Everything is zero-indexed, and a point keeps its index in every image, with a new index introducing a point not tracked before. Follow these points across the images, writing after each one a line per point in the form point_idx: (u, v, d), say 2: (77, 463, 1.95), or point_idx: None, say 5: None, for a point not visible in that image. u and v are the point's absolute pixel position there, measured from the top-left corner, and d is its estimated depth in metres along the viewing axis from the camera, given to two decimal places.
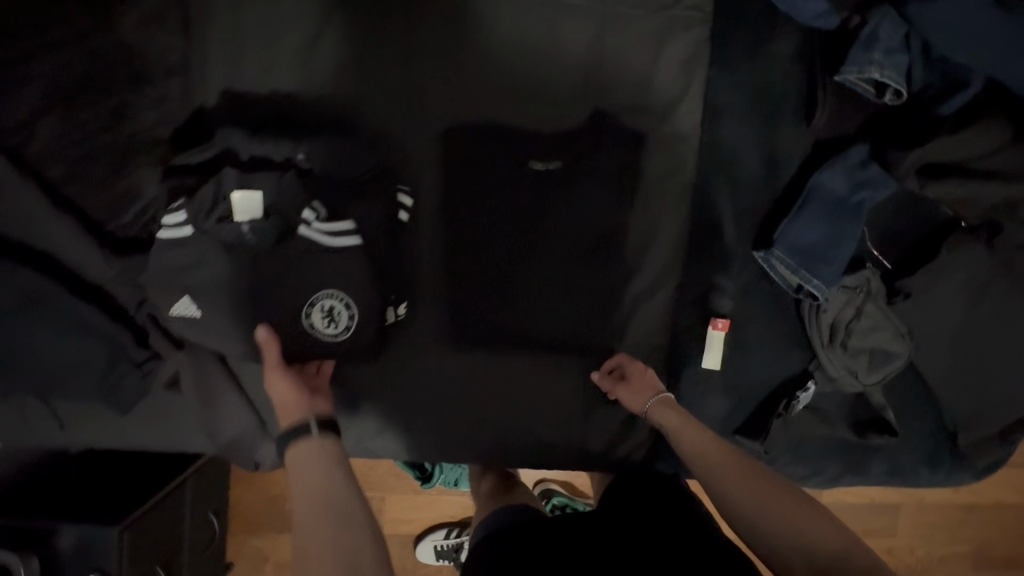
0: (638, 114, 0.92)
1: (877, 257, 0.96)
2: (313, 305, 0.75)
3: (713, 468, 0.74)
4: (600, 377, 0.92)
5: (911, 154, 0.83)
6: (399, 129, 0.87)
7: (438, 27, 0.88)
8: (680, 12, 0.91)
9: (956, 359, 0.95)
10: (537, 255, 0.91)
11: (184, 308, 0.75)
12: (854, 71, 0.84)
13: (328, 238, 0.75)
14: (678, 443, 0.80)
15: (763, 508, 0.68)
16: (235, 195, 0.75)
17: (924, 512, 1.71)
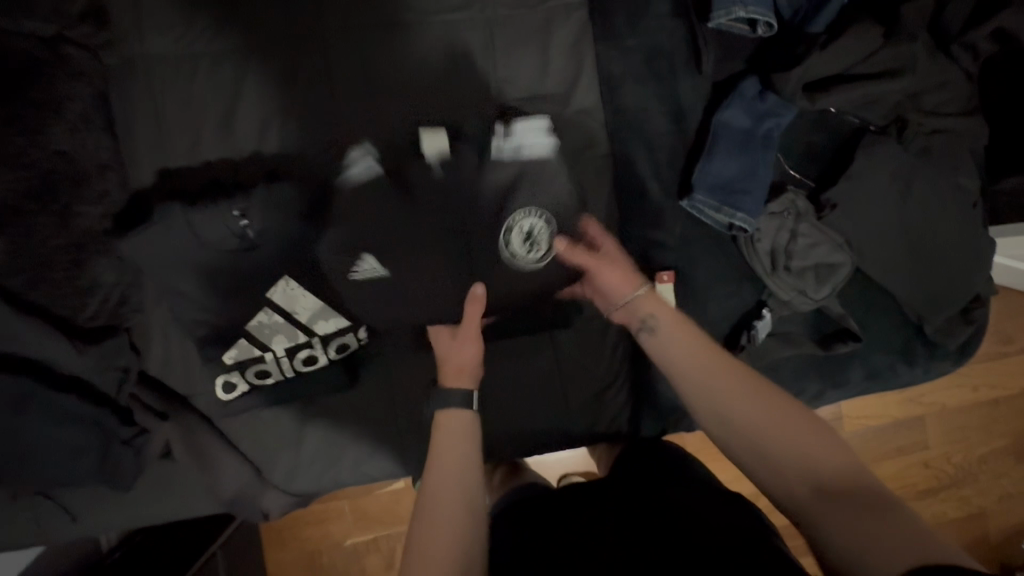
0: (542, 102, 0.97)
1: (799, 178, 1.00)
2: (513, 228, 0.89)
3: (728, 396, 0.69)
4: (566, 247, 0.87)
5: (794, 72, 0.87)
6: (383, 163, 0.90)
7: (338, 69, 0.94)
8: (556, 2, 0.97)
9: (902, 255, 0.98)
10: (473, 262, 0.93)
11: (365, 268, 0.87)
12: (723, 14, 0.89)
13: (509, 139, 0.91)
14: (693, 381, 0.72)
15: (758, 427, 0.67)
16: (423, 133, 0.92)
17: (954, 418, 1.73)
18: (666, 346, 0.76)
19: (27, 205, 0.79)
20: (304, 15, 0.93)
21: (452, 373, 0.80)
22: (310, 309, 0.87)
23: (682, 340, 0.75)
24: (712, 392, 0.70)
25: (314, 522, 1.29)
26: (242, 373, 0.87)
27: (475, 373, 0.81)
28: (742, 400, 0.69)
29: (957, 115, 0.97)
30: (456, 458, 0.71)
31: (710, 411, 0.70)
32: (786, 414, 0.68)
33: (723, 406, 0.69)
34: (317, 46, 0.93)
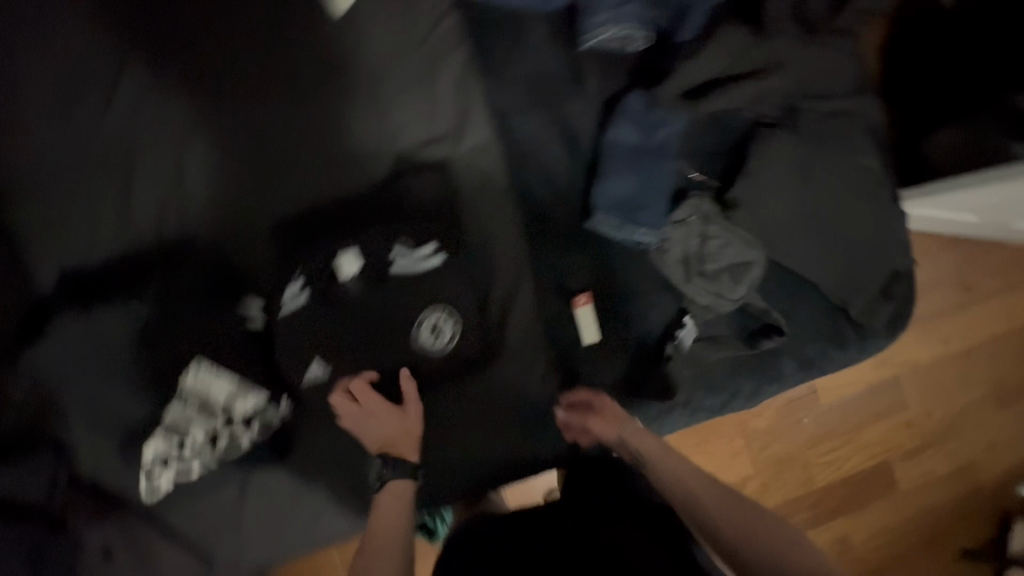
0: (435, 146, 0.98)
1: (702, 181, 0.99)
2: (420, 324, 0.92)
3: (714, 511, 0.72)
4: (563, 415, 0.92)
5: (664, 86, 0.91)
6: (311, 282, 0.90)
7: (229, 147, 0.95)
8: (434, 45, 0.98)
9: (814, 241, 0.98)
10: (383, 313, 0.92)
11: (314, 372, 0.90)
12: (596, 34, 0.91)
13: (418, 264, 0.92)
14: (694, 509, 0.73)
15: (742, 542, 0.69)
16: (338, 257, 0.90)
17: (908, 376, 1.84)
18: (664, 470, 0.77)
19: None
20: (189, 100, 0.95)
21: (398, 441, 0.82)
22: (225, 392, 0.86)
23: (674, 464, 0.77)
24: (699, 507, 0.73)
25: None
26: (164, 467, 0.85)
27: (418, 440, 0.83)
28: (743, 530, 0.70)
29: (841, 97, 0.99)
30: (391, 514, 0.75)
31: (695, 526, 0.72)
32: (776, 535, 0.69)
33: (720, 534, 0.70)
34: (205, 127, 0.95)
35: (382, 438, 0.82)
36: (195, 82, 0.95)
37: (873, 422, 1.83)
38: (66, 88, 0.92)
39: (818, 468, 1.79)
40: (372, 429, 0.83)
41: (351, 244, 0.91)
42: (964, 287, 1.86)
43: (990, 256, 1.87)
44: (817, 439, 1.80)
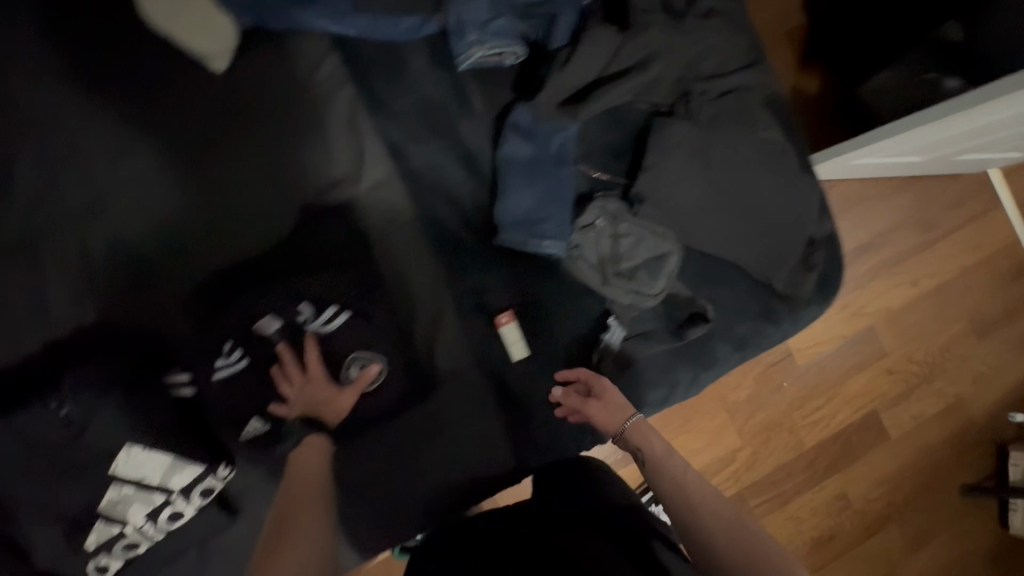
0: (336, 186, 0.98)
1: (607, 179, 0.99)
2: (349, 364, 0.90)
3: (712, 515, 0.70)
4: (561, 392, 0.93)
5: (542, 96, 0.89)
6: (243, 342, 0.89)
7: (132, 225, 0.95)
8: (318, 88, 0.97)
9: (727, 222, 0.97)
10: None
11: (252, 428, 0.90)
12: (467, 56, 0.89)
13: (325, 326, 0.90)
14: (689, 508, 0.71)
15: (734, 552, 0.65)
16: (262, 320, 0.88)
17: (886, 322, 1.81)
18: (665, 468, 0.77)
19: None
20: (82, 183, 0.95)
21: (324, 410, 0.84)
22: (159, 469, 0.86)
23: (677, 466, 0.76)
24: (697, 510, 0.71)
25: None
26: (110, 552, 0.87)
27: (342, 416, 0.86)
28: (739, 547, 0.65)
29: (730, 74, 0.99)
30: (313, 469, 0.74)
31: (689, 529, 0.70)
32: (769, 552, 0.65)
33: (711, 539, 0.67)
34: (104, 208, 0.95)
35: (309, 403, 0.84)
36: (85, 166, 0.95)
37: (854, 374, 1.78)
38: None
39: (806, 430, 1.74)
40: (304, 394, 0.85)
41: (266, 311, 0.89)
42: (922, 226, 1.84)
43: (942, 192, 1.86)
44: (801, 401, 1.75)
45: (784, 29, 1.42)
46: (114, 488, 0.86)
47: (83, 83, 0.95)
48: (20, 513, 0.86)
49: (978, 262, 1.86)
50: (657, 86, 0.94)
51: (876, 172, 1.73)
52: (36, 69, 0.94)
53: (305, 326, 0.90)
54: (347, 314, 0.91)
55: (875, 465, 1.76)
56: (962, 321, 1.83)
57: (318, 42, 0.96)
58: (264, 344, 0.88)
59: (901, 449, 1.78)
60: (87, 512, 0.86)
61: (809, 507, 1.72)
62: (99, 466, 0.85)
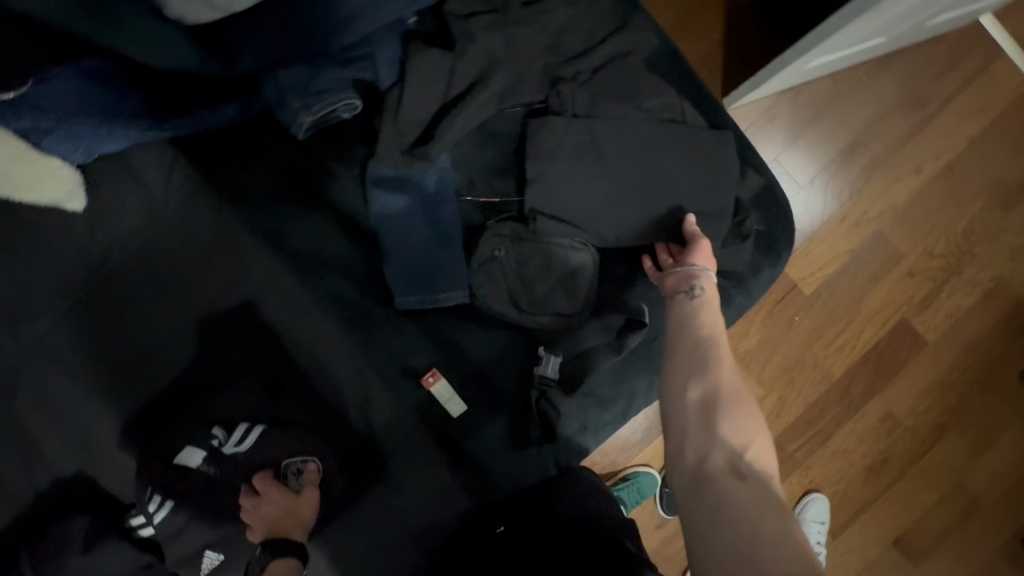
0: (225, 288, 0.93)
1: (500, 203, 0.90)
2: (285, 471, 0.87)
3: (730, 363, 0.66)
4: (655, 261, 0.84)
5: (382, 151, 0.81)
6: (165, 488, 0.88)
7: (42, 383, 0.94)
8: (178, 196, 0.92)
9: (637, 213, 0.86)
10: (232, 481, 0.90)
11: (210, 560, 0.90)
12: (298, 126, 0.81)
13: (239, 447, 0.88)
14: (702, 348, 0.68)
15: (732, 388, 0.64)
16: (180, 456, 0.88)
17: (899, 220, 1.57)
18: (706, 312, 0.72)
19: None
20: None
21: (289, 522, 0.82)
22: None
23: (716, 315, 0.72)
24: (716, 346, 0.68)
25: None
26: None
27: (306, 523, 0.85)
28: (734, 393, 0.63)
29: (597, 47, 0.87)
30: None
31: (695, 348, 0.68)
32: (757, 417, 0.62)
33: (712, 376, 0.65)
34: (12, 376, 0.93)
35: (270, 521, 0.82)
36: None
37: (871, 286, 1.56)
38: None
39: (831, 358, 1.54)
40: (262, 514, 0.83)
41: (186, 444, 0.89)
42: (916, 103, 1.56)
43: (933, 55, 1.57)
44: (819, 330, 1.54)
45: None
46: None
47: None
48: None
49: (993, 124, 1.58)
50: (515, 90, 0.84)
51: (845, 62, 1.47)
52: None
53: (223, 450, 0.88)
54: (259, 428, 0.89)
55: (926, 382, 1.55)
56: (990, 194, 1.57)
57: (158, 152, 0.92)
58: (194, 474, 0.89)
59: (951, 354, 1.56)
60: None
61: (852, 436, 1.53)
62: None
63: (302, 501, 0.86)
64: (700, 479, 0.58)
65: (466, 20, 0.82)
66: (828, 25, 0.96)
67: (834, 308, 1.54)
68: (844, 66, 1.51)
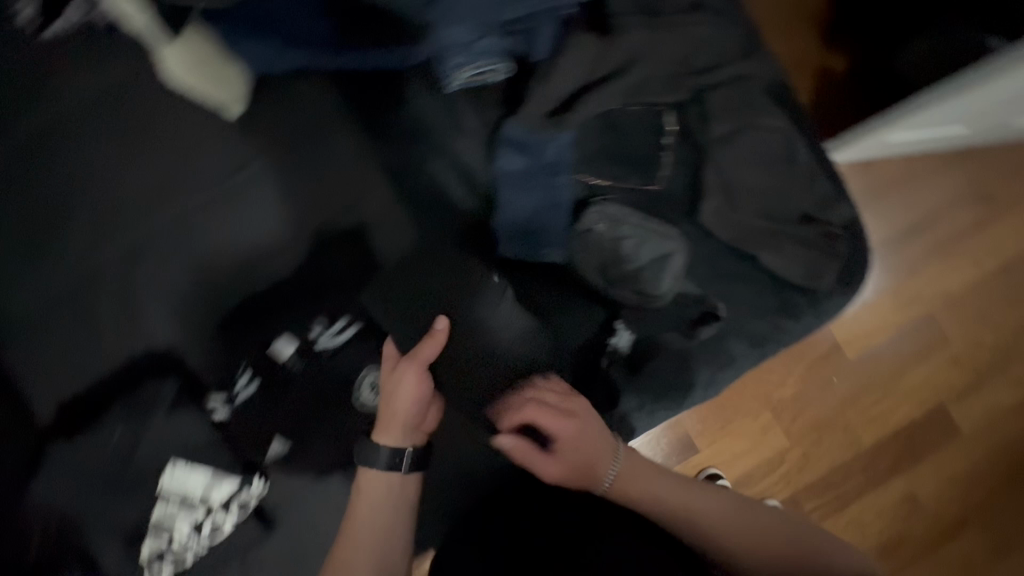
0: (347, 212, 1.03)
1: (606, 187, 0.98)
2: (361, 382, 0.95)
3: (693, 509, 0.79)
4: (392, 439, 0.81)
5: (525, 111, 0.92)
6: (258, 369, 0.95)
7: (167, 261, 1.04)
8: (326, 123, 1.04)
9: (734, 216, 0.95)
10: (311, 380, 0.94)
11: (277, 447, 0.96)
12: (454, 77, 0.94)
13: (334, 339, 0.95)
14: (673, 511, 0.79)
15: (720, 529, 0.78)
16: (276, 341, 0.95)
17: (954, 306, 1.61)
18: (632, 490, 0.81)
19: None
20: (123, 225, 1.04)
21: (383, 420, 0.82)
22: (201, 484, 0.94)
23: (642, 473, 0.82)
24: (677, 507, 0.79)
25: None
26: (161, 562, 0.93)
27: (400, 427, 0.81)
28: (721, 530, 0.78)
29: (729, 64, 0.95)
30: (375, 498, 0.81)
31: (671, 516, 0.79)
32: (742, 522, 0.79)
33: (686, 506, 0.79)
34: (144, 248, 1.04)
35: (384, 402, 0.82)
36: (127, 214, 1.04)
37: (917, 365, 1.58)
38: (26, 245, 1.04)
39: (868, 426, 1.55)
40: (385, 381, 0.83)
41: (283, 334, 0.97)
42: (988, 198, 1.63)
43: (1014, 157, 1.63)
44: (855, 397, 1.55)
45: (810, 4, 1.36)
46: (159, 503, 0.93)
47: (120, 137, 1.04)
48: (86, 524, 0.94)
49: None
50: (647, 87, 0.93)
51: (924, 146, 1.55)
52: (69, 129, 1.03)
53: (316, 344, 0.95)
54: (356, 326, 0.96)
55: (957, 471, 1.55)
56: None
57: (316, 84, 1.03)
58: (277, 367, 0.94)
59: (986, 448, 1.56)
60: (139, 527, 0.93)
61: (872, 510, 1.53)
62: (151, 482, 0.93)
63: (412, 382, 0.80)
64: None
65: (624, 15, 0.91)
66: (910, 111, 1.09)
67: (876, 375, 1.57)
68: (917, 151, 1.59)
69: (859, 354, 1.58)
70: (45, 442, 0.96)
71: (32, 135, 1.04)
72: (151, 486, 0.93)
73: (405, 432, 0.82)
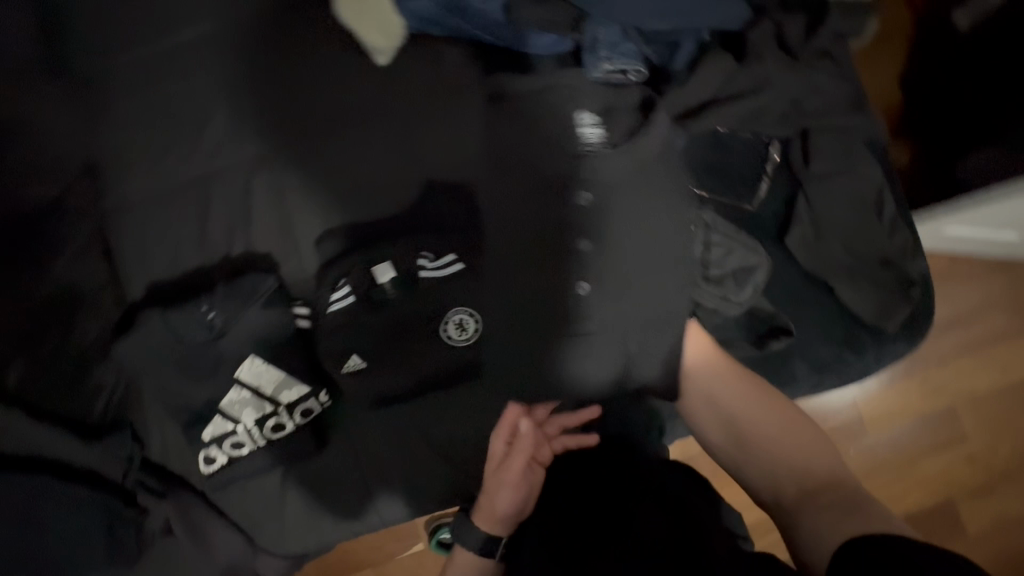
0: (461, 167, 1.10)
1: (705, 197, 1.06)
2: (448, 320, 1.01)
3: (754, 413, 0.90)
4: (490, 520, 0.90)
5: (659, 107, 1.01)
6: (356, 285, 1.01)
7: (286, 176, 1.11)
8: (460, 86, 1.12)
9: (816, 246, 1.03)
10: (403, 306, 1.01)
11: (354, 363, 0.99)
12: (595, 69, 1.04)
13: (440, 271, 1.01)
14: (725, 412, 0.92)
15: (772, 435, 0.87)
16: (377, 264, 1.01)
17: (979, 406, 1.61)
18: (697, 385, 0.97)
19: (47, 330, 0.99)
20: (254, 134, 1.12)
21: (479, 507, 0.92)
22: (274, 381, 0.98)
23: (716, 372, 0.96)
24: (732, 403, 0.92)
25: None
26: (219, 447, 0.98)
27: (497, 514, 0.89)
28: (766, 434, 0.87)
29: (842, 111, 1.04)
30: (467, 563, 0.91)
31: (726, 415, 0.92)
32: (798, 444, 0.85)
33: (748, 427, 0.89)
34: (267, 159, 1.11)
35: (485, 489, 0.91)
36: (261, 125, 1.12)
37: (931, 454, 1.59)
38: (165, 131, 1.11)
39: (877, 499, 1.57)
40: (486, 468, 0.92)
41: (384, 260, 1.02)
42: None
43: None
44: (872, 470, 1.58)
45: (901, 89, 1.48)
46: (232, 390, 0.98)
47: (276, 58, 1.14)
48: (159, 393, 0.99)
49: None
50: (766, 112, 1.02)
51: (989, 250, 1.58)
52: (236, 42, 1.14)
53: (417, 274, 1.02)
54: (459, 265, 1.01)
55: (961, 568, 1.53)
56: None
57: (462, 50, 1.13)
58: (372, 288, 1.00)
59: (993, 550, 1.55)
60: (207, 409, 0.98)
61: None
62: (229, 369, 0.98)
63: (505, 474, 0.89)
64: (781, 516, 0.79)
65: (763, 44, 1.00)
66: (986, 198, 1.18)
67: (893, 454, 1.58)
68: (983, 254, 1.62)
69: (884, 430, 1.59)
70: (138, 311, 1.00)
71: (200, 40, 1.14)
72: (228, 373, 0.98)
73: (500, 523, 0.90)
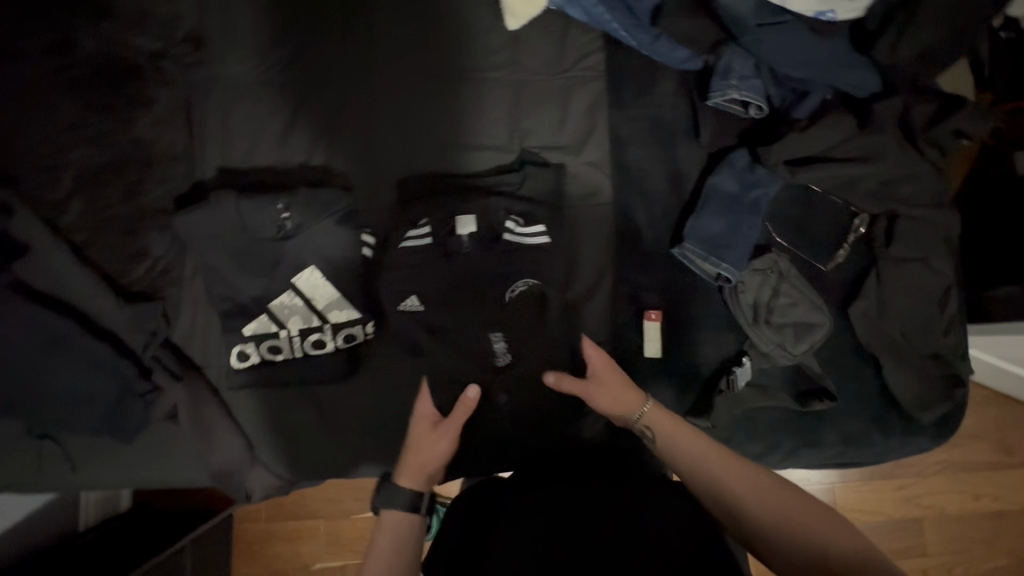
0: (559, 148, 1.10)
1: (783, 245, 1.09)
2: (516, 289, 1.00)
3: (741, 488, 0.77)
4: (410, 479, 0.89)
5: (775, 146, 1.02)
6: (435, 230, 1.00)
7: (387, 103, 1.09)
8: (580, 71, 1.12)
9: (879, 322, 1.04)
10: (471, 263, 1.00)
11: (410, 304, 0.98)
12: (720, 95, 1.04)
13: (526, 238, 1.01)
14: (706, 482, 0.79)
15: (769, 511, 0.74)
16: (459, 216, 1.00)
17: (949, 526, 1.62)
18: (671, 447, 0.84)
19: (105, 174, 1.01)
20: (367, 53, 1.10)
21: (413, 467, 0.90)
22: (327, 298, 0.97)
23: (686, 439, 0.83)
24: (714, 474, 0.79)
25: (293, 516, 1.34)
26: (256, 346, 0.96)
27: (421, 472, 0.89)
28: (767, 512, 0.74)
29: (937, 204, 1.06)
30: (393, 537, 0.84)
31: (713, 490, 0.79)
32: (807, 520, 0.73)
33: (730, 486, 0.78)
34: (373, 81, 1.09)
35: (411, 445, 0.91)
36: (377, 46, 1.10)
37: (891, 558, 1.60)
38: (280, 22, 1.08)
39: None
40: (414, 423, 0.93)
41: (468, 212, 1.01)
42: None
43: None
44: None
45: None
46: (284, 294, 0.96)
47: None
48: (207, 276, 0.96)
49: None
50: (867, 182, 1.04)
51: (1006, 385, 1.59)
52: None
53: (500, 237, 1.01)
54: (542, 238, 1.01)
55: None
56: None
57: (592, 39, 1.13)
58: (449, 235, 1.00)
59: None
60: (253, 306, 0.97)
61: None
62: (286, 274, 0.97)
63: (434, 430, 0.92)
64: None
65: (881, 119, 1.03)
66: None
67: None
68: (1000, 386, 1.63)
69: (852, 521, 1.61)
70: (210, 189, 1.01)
71: None
72: (285, 276, 0.97)
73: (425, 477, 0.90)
